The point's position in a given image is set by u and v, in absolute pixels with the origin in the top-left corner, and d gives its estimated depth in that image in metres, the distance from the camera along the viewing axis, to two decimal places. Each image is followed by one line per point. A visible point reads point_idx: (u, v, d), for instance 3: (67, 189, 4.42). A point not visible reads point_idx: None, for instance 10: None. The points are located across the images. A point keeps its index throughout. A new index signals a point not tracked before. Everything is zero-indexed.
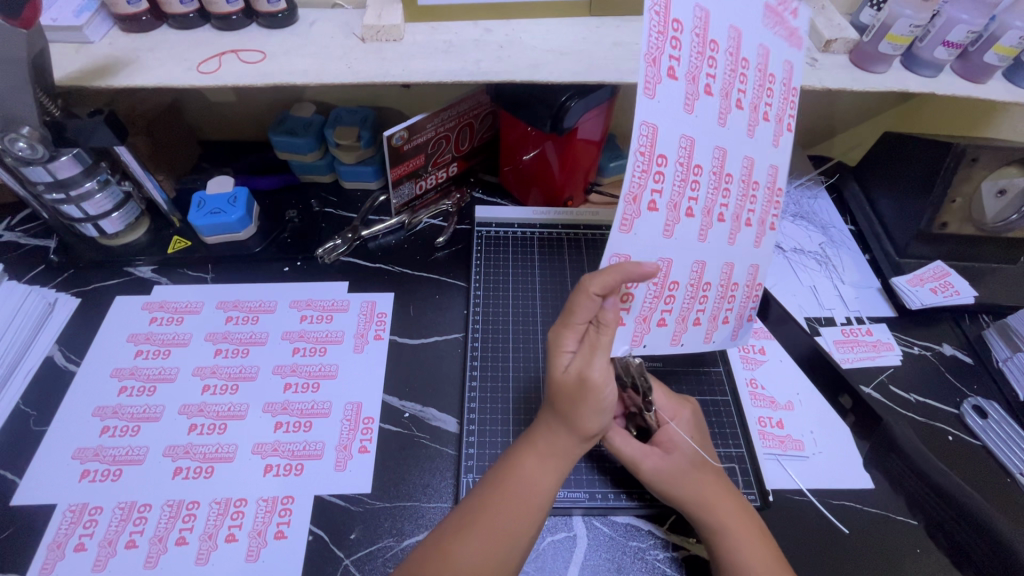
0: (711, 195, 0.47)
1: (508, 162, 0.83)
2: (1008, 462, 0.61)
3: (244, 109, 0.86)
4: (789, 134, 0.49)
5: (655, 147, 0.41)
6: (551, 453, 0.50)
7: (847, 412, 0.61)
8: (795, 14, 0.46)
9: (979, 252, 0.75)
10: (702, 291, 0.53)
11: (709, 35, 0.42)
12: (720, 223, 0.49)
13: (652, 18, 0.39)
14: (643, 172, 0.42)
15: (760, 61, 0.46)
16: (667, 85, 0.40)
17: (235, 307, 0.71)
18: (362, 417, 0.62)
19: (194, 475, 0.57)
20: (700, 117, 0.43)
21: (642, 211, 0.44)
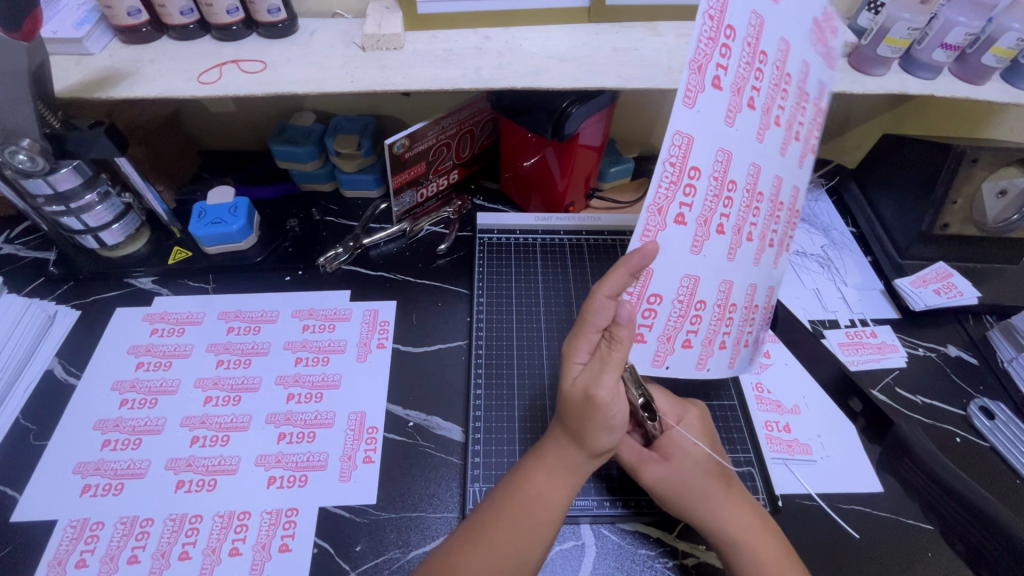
0: (742, 214, 0.45)
1: (509, 169, 0.83)
2: (1017, 463, 0.60)
3: (244, 119, 0.86)
4: (819, 155, 0.45)
5: (688, 159, 0.41)
6: (559, 467, 0.49)
7: (857, 416, 0.62)
8: (834, 32, 0.42)
9: (982, 252, 0.75)
10: (730, 313, 0.51)
11: (762, 46, 0.40)
12: (748, 243, 0.47)
13: (704, 23, 0.38)
14: (672, 181, 0.41)
15: (801, 79, 0.42)
16: (710, 95, 0.40)
17: (237, 317, 0.70)
18: (366, 427, 0.61)
19: (197, 488, 0.57)
20: (739, 126, 0.41)
21: (669, 225, 0.44)
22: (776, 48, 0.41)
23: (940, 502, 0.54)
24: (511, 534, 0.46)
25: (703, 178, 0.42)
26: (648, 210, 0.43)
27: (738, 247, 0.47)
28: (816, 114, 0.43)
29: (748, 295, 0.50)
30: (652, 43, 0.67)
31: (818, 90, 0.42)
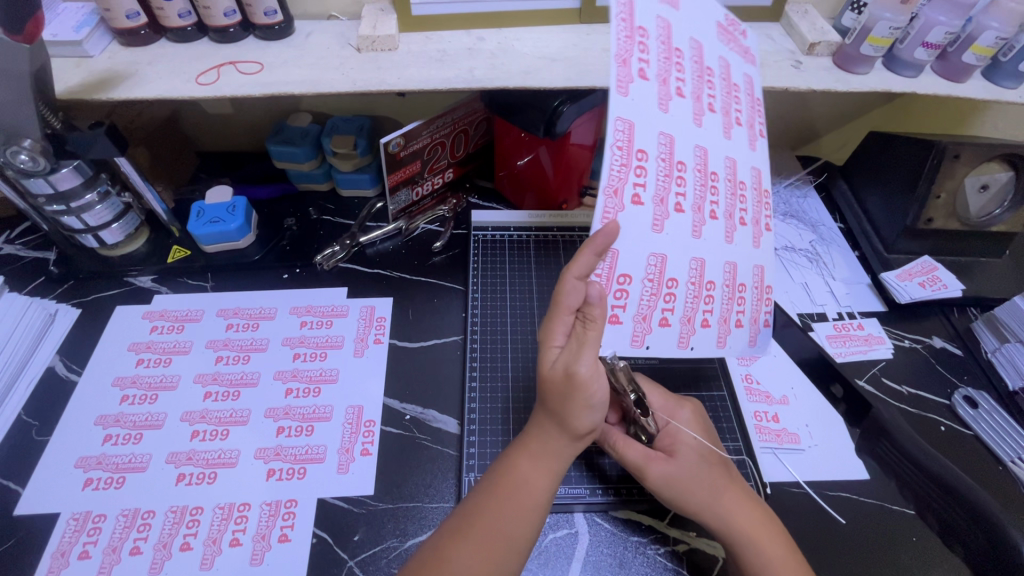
0: (699, 192, 0.48)
1: (502, 167, 0.84)
2: (1000, 451, 0.62)
3: (241, 120, 0.87)
4: (763, 138, 0.53)
5: (632, 143, 0.42)
6: (543, 454, 0.50)
7: (838, 402, 0.66)
8: (743, 35, 0.53)
9: (966, 246, 0.77)
10: (705, 292, 0.53)
11: (672, 41, 0.45)
12: (713, 220, 0.50)
13: (619, 25, 0.42)
14: (625, 165, 0.42)
15: (723, 71, 0.50)
16: (639, 85, 0.43)
17: (235, 315, 0.71)
18: (363, 421, 0.63)
19: (197, 481, 0.58)
20: (674, 111, 0.45)
21: (627, 206, 0.44)
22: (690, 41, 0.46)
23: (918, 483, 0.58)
24: (498, 525, 0.47)
25: (655, 161, 0.44)
26: (607, 196, 0.43)
27: (700, 224, 0.49)
28: (753, 103, 0.53)
29: (717, 274, 0.53)
30: None
31: (748, 82, 0.53)
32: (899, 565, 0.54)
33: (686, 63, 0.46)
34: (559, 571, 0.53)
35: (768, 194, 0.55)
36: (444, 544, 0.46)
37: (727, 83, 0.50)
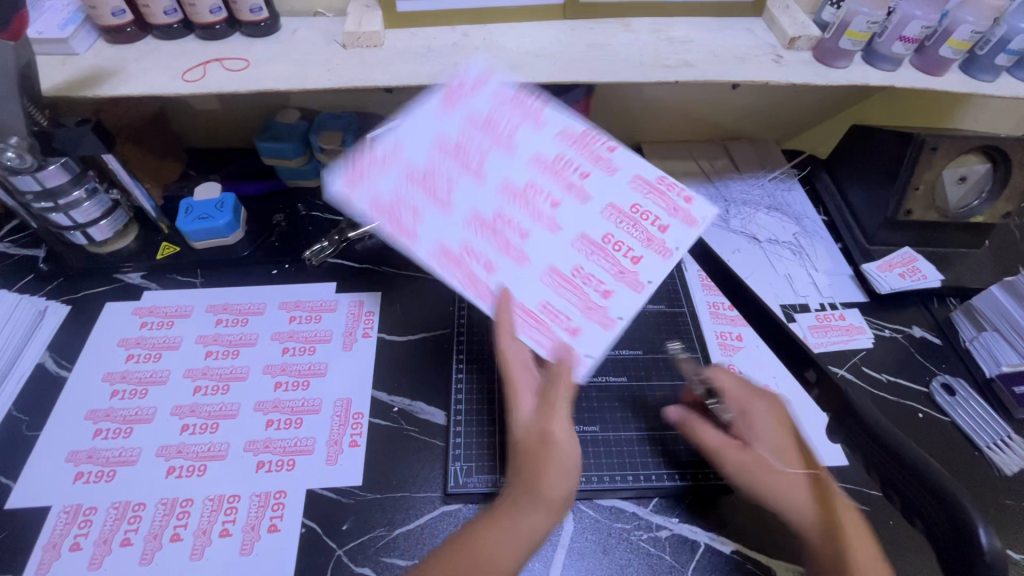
0: (529, 206, 0.53)
1: None
2: (975, 436, 0.64)
3: (229, 117, 0.87)
4: (546, 106, 0.57)
5: (453, 253, 0.51)
6: (514, 528, 0.46)
7: (811, 386, 0.52)
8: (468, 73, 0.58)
9: (946, 238, 0.78)
10: (581, 282, 0.51)
11: (474, 81, 0.57)
12: (557, 205, 0.54)
13: (363, 173, 0.53)
14: (414, 214, 0.52)
15: (485, 118, 0.56)
16: (423, 224, 0.52)
17: (225, 310, 0.72)
18: (351, 413, 0.63)
19: (187, 473, 0.58)
20: (400, 161, 0.54)
21: (430, 236, 0.51)
22: (463, 79, 0.58)
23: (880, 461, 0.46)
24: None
25: (403, 199, 0.52)
26: (399, 240, 0.51)
27: (545, 221, 0.53)
28: (500, 94, 0.57)
29: (591, 265, 0.52)
30: (625, 39, 0.70)
31: (489, 79, 0.58)
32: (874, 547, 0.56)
33: (471, 105, 0.56)
34: (545, 558, 0.54)
35: (589, 130, 0.57)
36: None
37: (519, 99, 0.58)
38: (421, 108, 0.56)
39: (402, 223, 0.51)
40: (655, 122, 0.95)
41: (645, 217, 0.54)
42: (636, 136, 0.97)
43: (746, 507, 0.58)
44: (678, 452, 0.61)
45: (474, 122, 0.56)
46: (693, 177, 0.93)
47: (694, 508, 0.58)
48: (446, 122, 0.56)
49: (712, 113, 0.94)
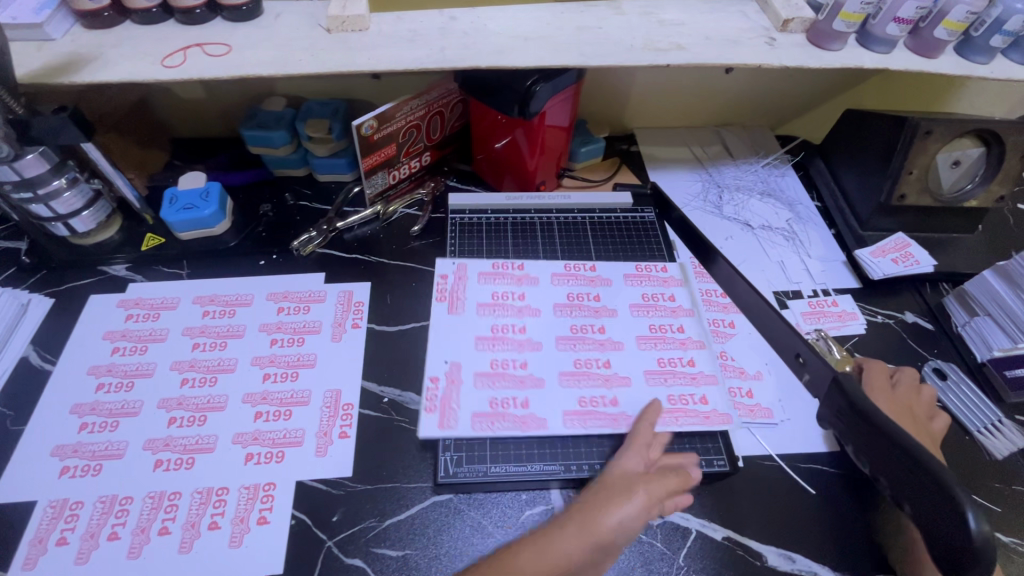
0: (591, 337, 0.67)
1: (480, 150, 0.84)
2: (967, 421, 0.64)
3: (215, 105, 0.86)
4: (518, 262, 0.74)
5: (581, 406, 0.61)
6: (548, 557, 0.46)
7: (802, 371, 0.52)
8: (446, 281, 0.72)
9: (939, 222, 0.78)
10: (684, 405, 0.62)
11: (456, 282, 0.72)
12: (608, 317, 0.69)
13: (458, 421, 0.59)
14: (522, 421, 0.60)
15: (491, 297, 0.70)
16: (532, 406, 0.61)
17: (212, 302, 0.71)
18: (341, 404, 0.63)
19: (175, 467, 0.58)
20: (464, 373, 0.63)
21: (546, 415, 0.60)
22: (445, 282, 0.72)
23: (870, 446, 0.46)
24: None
25: (502, 406, 0.61)
26: (534, 432, 0.59)
27: (616, 381, 0.63)
28: (501, 271, 0.73)
29: (666, 352, 0.66)
30: (616, 22, 0.68)
31: (461, 269, 0.73)
32: (865, 530, 0.56)
33: (464, 322, 0.68)
34: None
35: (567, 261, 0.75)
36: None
37: (494, 271, 0.73)
38: (434, 326, 0.67)
39: (519, 424, 0.59)
40: (647, 108, 0.93)
41: (661, 301, 0.72)
42: (629, 123, 0.96)
43: (736, 493, 0.58)
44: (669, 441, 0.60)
45: (486, 307, 0.69)
46: (686, 163, 0.92)
47: (686, 495, 0.58)
48: (480, 321, 0.68)
49: (705, 99, 0.93)
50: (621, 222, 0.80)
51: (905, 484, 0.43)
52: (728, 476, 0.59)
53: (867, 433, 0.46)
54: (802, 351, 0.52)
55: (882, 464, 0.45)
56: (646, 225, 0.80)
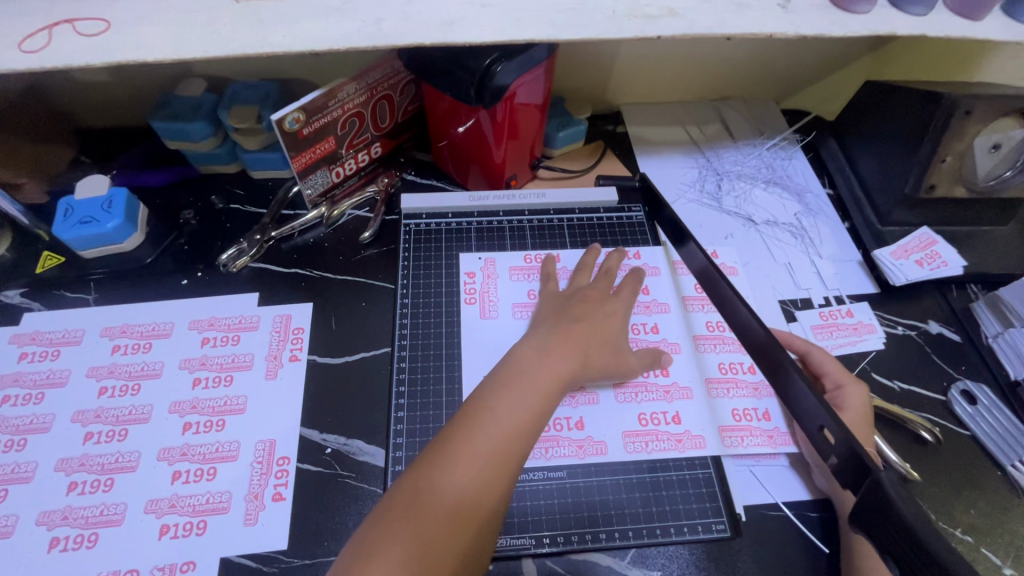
0: (646, 337, 0.60)
1: (441, 137, 0.70)
2: (1000, 454, 0.56)
3: (122, 92, 0.72)
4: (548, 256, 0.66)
5: (639, 430, 0.54)
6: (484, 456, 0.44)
7: (829, 453, 0.38)
8: (470, 281, 0.64)
9: (970, 214, 0.67)
10: (748, 423, 0.56)
11: (485, 281, 0.64)
12: (663, 314, 0.62)
13: None
14: (577, 446, 0.53)
15: (519, 298, 0.63)
16: (586, 429, 0.54)
17: (123, 334, 0.60)
18: (275, 458, 0.53)
19: (74, 546, 0.49)
20: None
21: (604, 437, 0.53)
22: (474, 281, 0.64)
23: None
24: (483, 447, 0.44)
25: (554, 429, 0.54)
26: (592, 458, 0.52)
27: (677, 393, 0.56)
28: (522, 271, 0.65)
29: (725, 356, 0.60)
30: None
31: (487, 264, 0.65)
32: None
33: (500, 327, 0.61)
34: None
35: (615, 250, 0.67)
36: (424, 470, 0.43)
37: (529, 264, 0.66)
38: (467, 335, 0.60)
39: (576, 450, 0.53)
40: (636, 82, 0.80)
41: None
42: (615, 99, 0.83)
43: (738, 559, 0.49)
44: (658, 500, 0.51)
45: (523, 308, 0.62)
46: (681, 147, 0.80)
47: (680, 558, 0.49)
48: (519, 326, 0.61)
49: (703, 70, 0.80)
50: (604, 223, 0.69)
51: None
52: (727, 541, 0.50)
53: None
54: (823, 419, 0.38)
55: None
56: (634, 225, 0.69)
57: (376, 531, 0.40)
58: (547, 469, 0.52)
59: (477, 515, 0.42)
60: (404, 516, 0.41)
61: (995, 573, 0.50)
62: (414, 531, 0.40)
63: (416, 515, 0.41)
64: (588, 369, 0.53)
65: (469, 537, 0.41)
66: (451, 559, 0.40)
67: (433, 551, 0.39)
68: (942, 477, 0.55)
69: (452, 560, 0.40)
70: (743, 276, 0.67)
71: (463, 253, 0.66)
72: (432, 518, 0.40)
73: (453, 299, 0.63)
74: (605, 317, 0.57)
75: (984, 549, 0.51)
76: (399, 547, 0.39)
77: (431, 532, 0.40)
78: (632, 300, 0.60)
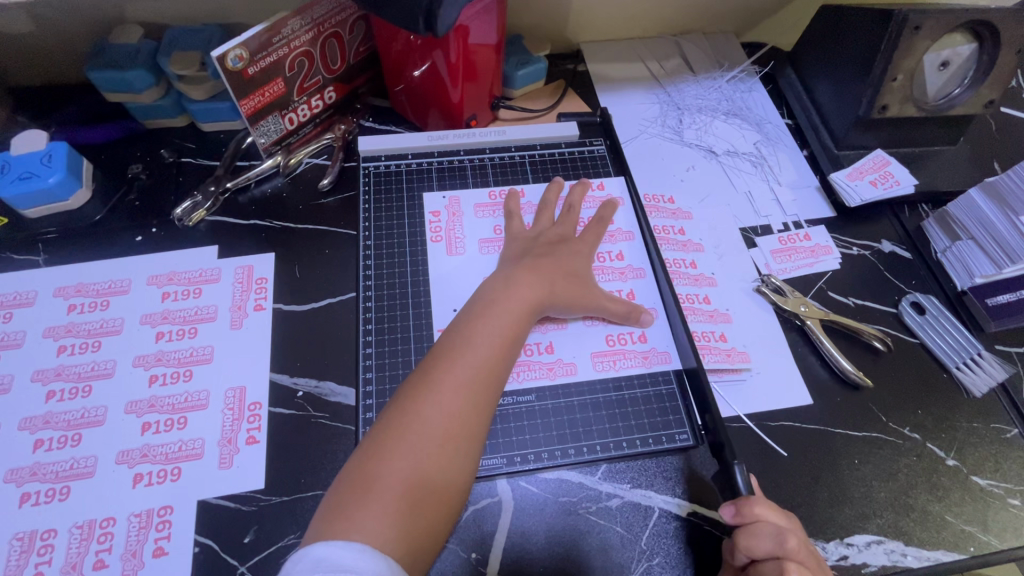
0: (613, 264, 0.61)
1: (396, 80, 0.68)
2: (945, 357, 0.59)
3: (51, 44, 0.67)
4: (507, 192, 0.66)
5: (607, 349, 0.56)
6: (465, 382, 0.45)
7: None
8: (437, 221, 0.64)
9: (920, 135, 0.69)
10: (707, 343, 0.58)
11: (451, 219, 0.64)
12: (629, 240, 0.63)
13: None
14: (548, 368, 0.54)
15: (484, 232, 0.63)
16: (556, 352, 0.55)
17: (78, 293, 0.58)
18: (247, 404, 0.53)
19: (46, 500, 0.48)
20: None
21: (573, 359, 0.55)
22: (439, 220, 0.64)
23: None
24: (463, 375, 0.45)
25: (524, 355, 0.55)
26: (562, 379, 0.54)
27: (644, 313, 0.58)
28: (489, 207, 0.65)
29: (682, 288, 0.61)
30: None
31: (451, 203, 0.65)
32: (839, 487, 0.52)
33: (466, 264, 0.61)
34: (482, 545, 0.47)
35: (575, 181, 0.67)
36: (408, 401, 0.44)
37: (494, 202, 0.65)
38: (435, 272, 0.60)
39: (547, 372, 0.54)
40: (595, 17, 0.79)
41: (672, 234, 0.65)
42: (574, 36, 0.81)
43: (703, 466, 0.52)
44: (624, 416, 0.53)
45: (489, 243, 0.62)
46: (641, 83, 0.79)
47: (648, 470, 0.51)
48: (486, 260, 0.61)
49: (663, 2, 0.79)
50: (566, 158, 0.69)
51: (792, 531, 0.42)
52: (691, 450, 0.52)
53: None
54: None
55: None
56: (596, 159, 0.69)
57: (366, 461, 0.42)
58: (518, 393, 0.53)
59: (463, 437, 0.43)
60: (393, 444, 0.42)
61: (938, 463, 0.53)
62: (406, 457, 0.41)
63: (406, 442, 0.42)
64: (555, 300, 0.54)
65: (459, 459, 0.43)
66: (442, 477, 0.42)
67: (424, 472, 0.41)
68: (892, 383, 0.57)
69: (445, 479, 0.42)
70: (704, 206, 0.68)
71: (426, 193, 0.65)
72: (420, 445, 0.42)
73: (417, 239, 0.62)
74: (572, 253, 0.57)
75: (929, 444, 0.54)
76: (394, 473, 0.41)
77: (423, 456, 0.42)
78: (598, 230, 0.61)
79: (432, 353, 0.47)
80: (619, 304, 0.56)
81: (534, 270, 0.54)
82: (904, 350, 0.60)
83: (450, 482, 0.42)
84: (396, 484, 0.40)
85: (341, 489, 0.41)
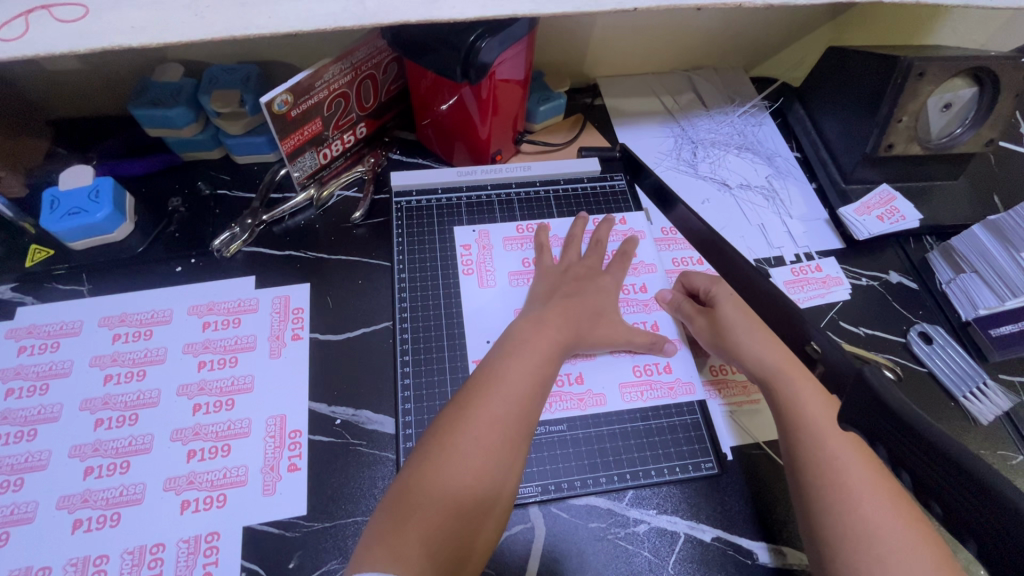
0: (637, 297, 0.64)
1: (424, 116, 0.71)
2: (953, 386, 0.61)
3: (95, 80, 0.70)
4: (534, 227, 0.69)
5: (634, 379, 0.58)
6: (499, 417, 0.47)
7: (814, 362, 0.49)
8: (467, 254, 0.66)
9: (924, 170, 0.72)
10: (726, 376, 0.60)
11: (481, 253, 0.67)
12: (651, 273, 0.66)
13: None
14: (578, 399, 0.57)
15: (513, 265, 0.66)
16: (586, 382, 0.58)
17: (122, 323, 0.61)
18: (287, 432, 0.56)
19: (97, 526, 0.50)
20: None
21: (602, 390, 0.57)
22: (470, 253, 0.66)
23: (913, 457, 0.37)
24: (498, 410, 0.48)
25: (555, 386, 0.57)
26: (592, 409, 0.56)
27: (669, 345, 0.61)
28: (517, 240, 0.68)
29: None
30: None
31: (480, 236, 0.68)
32: None
33: (497, 296, 0.63)
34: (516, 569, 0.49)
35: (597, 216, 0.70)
36: (447, 432, 0.47)
37: (521, 235, 0.68)
38: (466, 303, 0.63)
39: (577, 403, 0.56)
40: (612, 54, 0.82)
41: (691, 266, 0.68)
42: (592, 71, 0.85)
43: (725, 492, 0.54)
44: (651, 445, 0.55)
45: (518, 276, 0.65)
46: (657, 117, 0.83)
47: (674, 496, 0.54)
48: (515, 292, 0.64)
49: (677, 41, 0.82)
50: (588, 192, 0.72)
51: (962, 512, 0.35)
52: (715, 477, 0.55)
53: (918, 446, 0.36)
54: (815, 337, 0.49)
55: (936, 488, 0.36)
56: (617, 194, 0.72)
57: (406, 492, 0.44)
58: (549, 423, 0.55)
59: (499, 469, 0.46)
60: (430, 476, 0.44)
61: None
62: (444, 487, 0.44)
63: (443, 473, 0.44)
64: (584, 334, 0.56)
65: (495, 489, 0.45)
66: (477, 509, 0.44)
67: (460, 503, 0.44)
68: None
69: (481, 507, 0.44)
70: None
71: (456, 227, 0.68)
72: (457, 476, 0.44)
73: (450, 271, 0.65)
74: (598, 290, 0.60)
75: None
76: (433, 503, 0.43)
77: (459, 486, 0.44)
78: (622, 265, 0.63)
79: (467, 388, 0.50)
80: (644, 336, 0.58)
81: (564, 307, 0.57)
82: (913, 380, 0.62)
83: (485, 512, 0.44)
84: (434, 514, 0.43)
85: (382, 517, 0.43)
